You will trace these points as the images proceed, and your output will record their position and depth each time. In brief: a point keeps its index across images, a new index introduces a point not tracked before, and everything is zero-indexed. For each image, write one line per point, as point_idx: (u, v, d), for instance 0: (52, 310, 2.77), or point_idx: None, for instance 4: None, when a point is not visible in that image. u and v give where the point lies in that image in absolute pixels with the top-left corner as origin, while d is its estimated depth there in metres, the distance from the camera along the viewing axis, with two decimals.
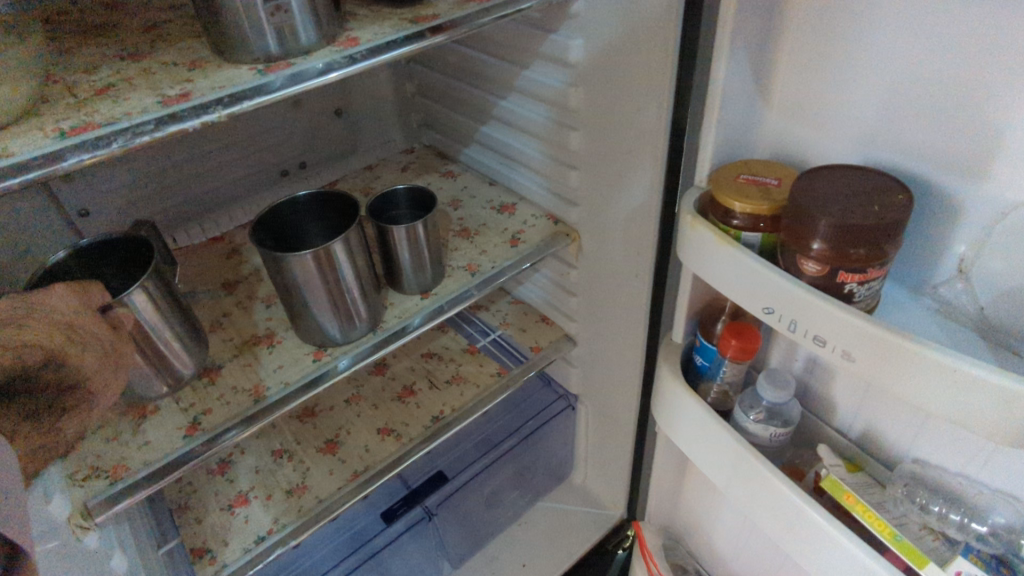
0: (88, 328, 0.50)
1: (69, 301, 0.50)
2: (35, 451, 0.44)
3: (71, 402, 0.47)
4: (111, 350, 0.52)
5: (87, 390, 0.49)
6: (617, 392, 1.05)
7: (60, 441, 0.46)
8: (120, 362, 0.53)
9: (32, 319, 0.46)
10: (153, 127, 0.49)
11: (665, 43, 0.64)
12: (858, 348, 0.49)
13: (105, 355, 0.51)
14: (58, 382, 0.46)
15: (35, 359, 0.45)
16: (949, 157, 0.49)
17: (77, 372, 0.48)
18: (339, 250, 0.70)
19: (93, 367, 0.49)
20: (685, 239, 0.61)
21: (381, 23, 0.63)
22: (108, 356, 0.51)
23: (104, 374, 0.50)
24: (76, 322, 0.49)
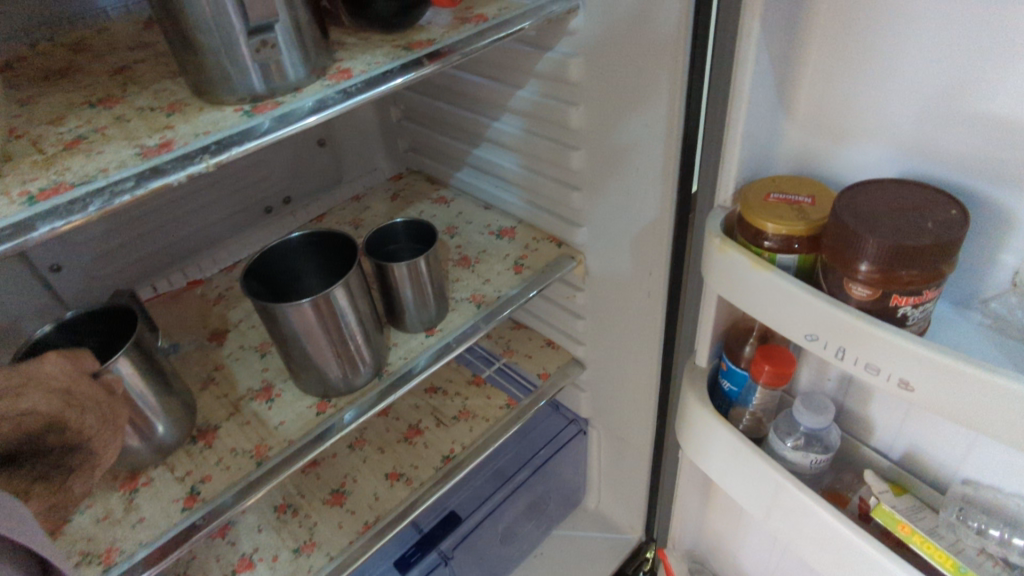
0: (86, 391, 0.52)
1: (63, 366, 0.51)
2: (47, 510, 0.48)
3: (77, 461, 0.50)
4: (110, 412, 0.54)
5: (89, 450, 0.51)
6: (630, 415, 1.01)
7: (70, 498, 0.50)
8: (119, 418, 0.55)
9: (29, 388, 0.47)
10: (133, 184, 0.44)
11: (674, 57, 0.61)
12: (918, 377, 0.45)
13: (106, 415, 0.53)
14: (62, 443, 0.49)
15: (34, 426, 0.47)
16: (996, 166, 0.45)
17: (78, 433, 0.50)
18: (340, 295, 0.66)
19: (96, 428, 0.52)
20: (712, 263, 0.57)
21: (372, 51, 0.59)
22: (109, 419, 0.54)
23: (105, 433, 0.53)
24: (73, 386, 0.51)
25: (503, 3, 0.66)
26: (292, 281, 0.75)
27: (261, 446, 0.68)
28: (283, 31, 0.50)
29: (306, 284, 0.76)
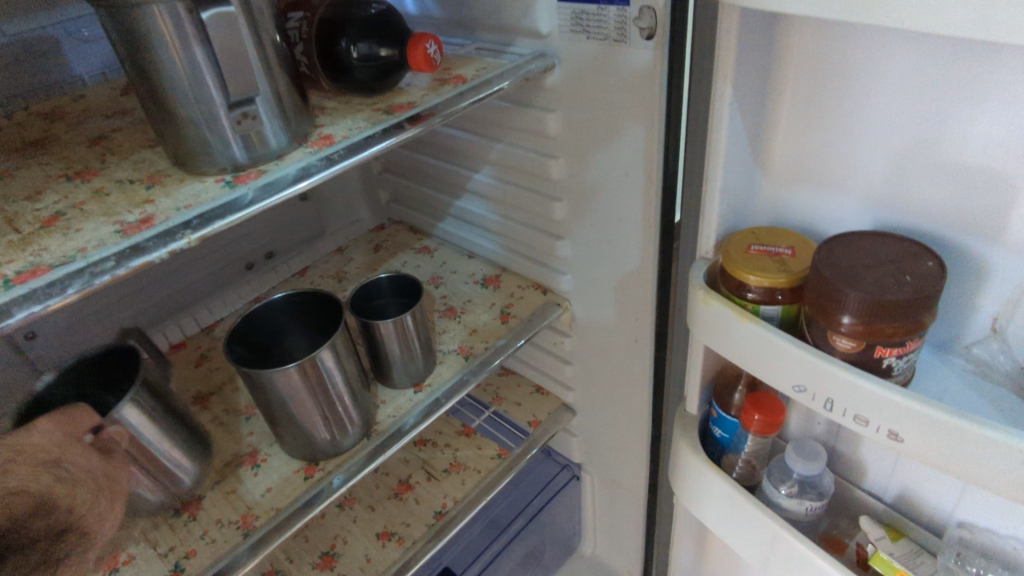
0: (76, 461, 0.50)
1: (54, 435, 0.50)
2: None
3: (68, 543, 0.49)
4: (105, 479, 0.53)
5: (84, 527, 0.50)
6: (623, 459, 1.00)
7: None
8: (115, 490, 0.54)
9: (17, 464, 0.47)
10: (114, 264, 0.43)
11: (650, 112, 0.62)
12: (906, 429, 0.45)
13: (101, 482, 0.52)
14: (51, 525, 0.48)
15: (23, 506, 0.47)
16: (968, 216, 0.46)
17: (69, 510, 0.49)
18: (326, 357, 0.65)
19: (93, 498, 0.51)
20: (697, 315, 0.57)
21: (353, 116, 0.59)
22: (108, 490, 0.53)
23: (99, 507, 0.52)
24: (66, 458, 0.50)
25: (481, 64, 0.67)
26: (277, 341, 0.74)
27: (248, 516, 0.66)
28: (263, 102, 0.51)
29: (292, 342, 0.75)
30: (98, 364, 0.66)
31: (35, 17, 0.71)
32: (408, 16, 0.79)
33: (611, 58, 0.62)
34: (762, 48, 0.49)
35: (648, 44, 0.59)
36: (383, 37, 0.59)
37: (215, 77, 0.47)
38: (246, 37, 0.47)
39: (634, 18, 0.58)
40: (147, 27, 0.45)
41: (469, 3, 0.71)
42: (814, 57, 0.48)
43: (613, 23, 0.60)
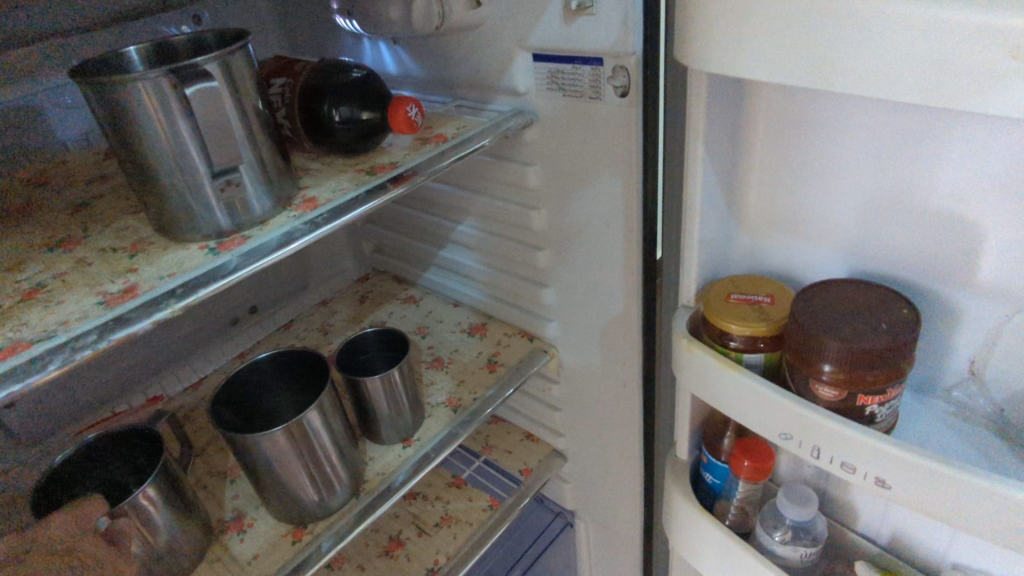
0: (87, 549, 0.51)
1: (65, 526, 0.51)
2: None
3: None
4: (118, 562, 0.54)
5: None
6: (617, 505, 0.99)
7: None
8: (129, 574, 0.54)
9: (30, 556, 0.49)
10: (95, 337, 0.43)
11: (628, 164, 0.64)
12: (892, 475, 0.45)
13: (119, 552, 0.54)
14: None
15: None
16: (939, 262, 0.47)
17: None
18: (313, 418, 0.64)
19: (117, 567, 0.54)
20: (682, 363, 0.57)
21: (336, 177, 0.60)
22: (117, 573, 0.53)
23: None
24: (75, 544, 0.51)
25: (461, 122, 0.69)
26: (258, 397, 0.73)
27: None
28: (247, 169, 0.52)
29: (272, 396, 0.74)
30: (116, 441, 0.65)
31: (21, 86, 0.70)
32: (389, 75, 0.81)
33: (588, 114, 0.64)
34: (731, 105, 0.51)
35: (622, 100, 0.60)
36: (365, 101, 0.60)
37: (199, 148, 0.48)
38: (229, 109, 0.49)
39: (607, 76, 0.60)
40: (131, 102, 0.46)
41: (448, 63, 0.73)
42: (781, 115, 0.50)
43: (588, 81, 0.62)
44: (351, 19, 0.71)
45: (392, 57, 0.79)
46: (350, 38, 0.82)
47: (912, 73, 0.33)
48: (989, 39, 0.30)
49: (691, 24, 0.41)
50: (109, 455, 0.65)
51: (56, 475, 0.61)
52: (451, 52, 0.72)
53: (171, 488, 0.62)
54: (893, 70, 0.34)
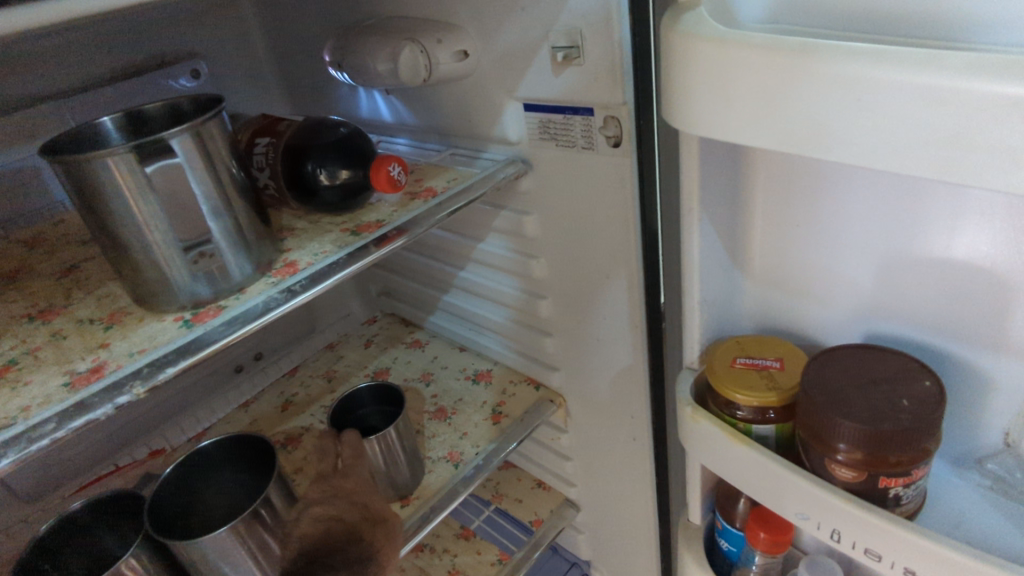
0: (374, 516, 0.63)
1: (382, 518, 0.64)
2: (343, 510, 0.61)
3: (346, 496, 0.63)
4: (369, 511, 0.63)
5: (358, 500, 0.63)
6: (634, 557, 0.94)
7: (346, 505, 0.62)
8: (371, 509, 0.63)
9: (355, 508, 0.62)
10: (53, 426, 0.41)
11: (625, 214, 0.61)
12: (921, 567, 0.40)
13: (385, 523, 0.63)
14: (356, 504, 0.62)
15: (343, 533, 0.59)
16: (963, 324, 0.43)
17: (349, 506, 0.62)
18: (258, 514, 0.61)
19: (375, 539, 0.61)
20: (686, 431, 0.53)
21: (320, 237, 0.58)
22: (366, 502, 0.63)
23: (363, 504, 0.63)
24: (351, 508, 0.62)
25: (453, 174, 0.66)
26: (200, 487, 0.69)
27: None
28: (222, 238, 0.50)
29: (221, 482, 0.70)
30: (102, 506, 0.64)
31: (15, 149, 0.71)
32: (385, 123, 0.80)
33: (582, 164, 0.61)
34: (729, 162, 0.48)
35: (614, 151, 0.58)
36: (348, 159, 0.59)
37: (168, 221, 0.47)
38: (199, 181, 0.47)
39: (599, 127, 0.57)
40: (98, 178, 0.45)
41: (441, 112, 0.71)
42: (783, 169, 0.46)
43: (580, 131, 0.59)
44: (341, 70, 0.69)
45: (387, 105, 0.77)
46: (346, 87, 0.80)
47: (918, 146, 0.30)
48: (1002, 112, 0.27)
49: (676, 87, 0.39)
50: (92, 521, 0.63)
51: (40, 548, 0.59)
52: (443, 101, 0.70)
53: (161, 554, 0.61)
54: (894, 139, 0.30)
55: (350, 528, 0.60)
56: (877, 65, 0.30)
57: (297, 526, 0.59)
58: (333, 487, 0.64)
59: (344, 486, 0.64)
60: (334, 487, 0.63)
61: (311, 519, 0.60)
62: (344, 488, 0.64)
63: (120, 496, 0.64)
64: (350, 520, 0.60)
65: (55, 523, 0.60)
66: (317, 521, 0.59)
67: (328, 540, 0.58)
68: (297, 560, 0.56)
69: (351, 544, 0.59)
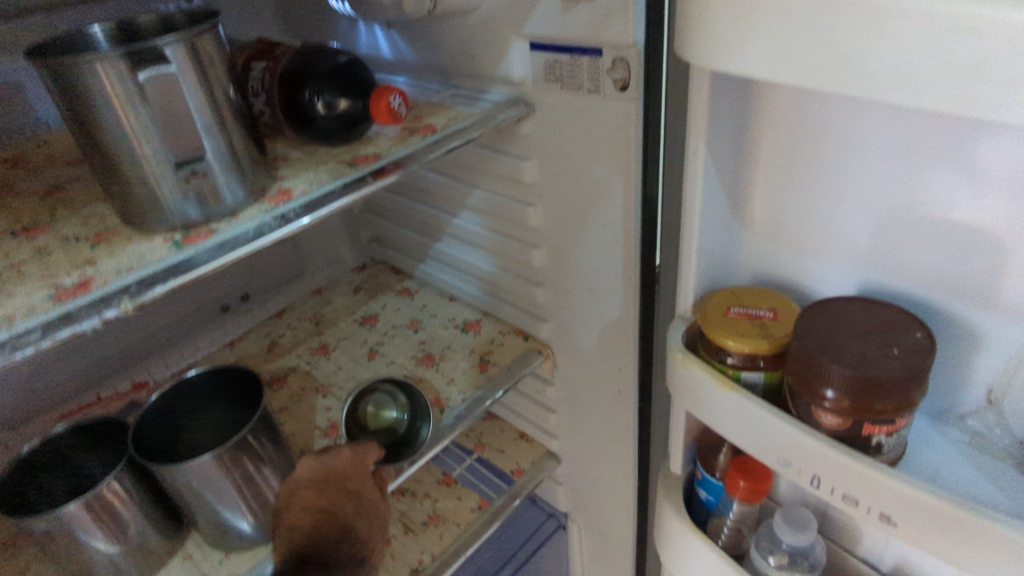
0: (369, 510, 0.63)
1: (375, 509, 0.64)
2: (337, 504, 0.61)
3: (341, 487, 0.62)
4: (362, 506, 0.62)
5: (353, 491, 0.62)
6: (611, 509, 0.96)
7: (342, 497, 0.61)
8: (365, 501, 0.63)
9: (348, 503, 0.61)
10: (39, 335, 0.41)
11: (626, 162, 0.60)
12: (897, 512, 0.41)
13: (375, 513, 0.64)
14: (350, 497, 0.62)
15: (334, 534, 0.59)
16: (957, 280, 0.43)
17: (343, 500, 0.61)
18: (244, 444, 0.61)
19: (364, 535, 0.62)
20: (675, 378, 0.54)
21: (316, 167, 0.57)
22: (359, 492, 0.63)
23: (360, 497, 0.63)
24: (343, 503, 0.61)
25: (454, 113, 0.65)
26: (184, 418, 0.68)
27: None
28: (215, 157, 0.49)
29: (210, 418, 0.70)
30: (85, 431, 0.63)
31: None
32: (384, 60, 0.78)
33: (586, 108, 0.60)
34: (738, 106, 0.47)
35: (621, 94, 0.57)
36: (348, 88, 0.57)
37: (160, 135, 0.45)
38: (194, 95, 0.46)
39: (606, 68, 0.56)
40: (88, 83, 0.43)
41: (444, 49, 0.69)
42: (792, 115, 0.46)
43: (586, 73, 0.58)
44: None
45: (387, 41, 0.75)
46: (345, 20, 0.78)
47: (938, 78, 0.29)
48: None
49: (693, 18, 0.38)
50: (74, 444, 0.63)
51: (21, 467, 0.58)
52: (447, 36, 0.68)
53: (144, 479, 0.61)
54: (915, 72, 0.30)
55: (342, 527, 0.60)
56: None
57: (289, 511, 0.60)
58: (325, 470, 0.62)
59: (337, 469, 0.63)
60: (327, 472, 0.62)
61: (303, 508, 0.60)
62: (337, 472, 0.62)
63: (104, 421, 0.64)
64: (342, 514, 0.61)
65: (37, 444, 0.59)
66: (309, 513, 0.60)
67: (318, 540, 0.59)
68: (289, 561, 0.58)
69: (341, 544, 0.60)
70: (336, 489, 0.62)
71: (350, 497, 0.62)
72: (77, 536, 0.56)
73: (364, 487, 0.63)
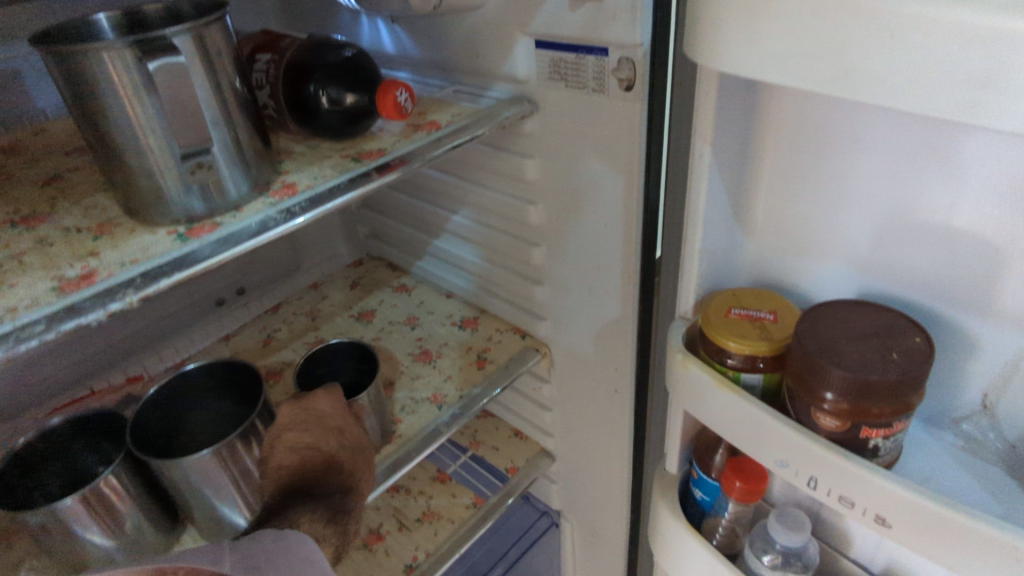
0: (355, 445, 0.63)
1: (361, 444, 0.64)
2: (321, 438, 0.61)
3: (323, 424, 0.62)
4: (348, 440, 0.63)
5: (337, 427, 0.63)
6: (604, 507, 0.97)
7: (325, 433, 0.62)
8: (349, 437, 0.63)
9: (332, 436, 0.62)
10: (43, 327, 0.40)
11: (630, 163, 0.61)
12: (892, 514, 0.42)
13: (361, 450, 0.63)
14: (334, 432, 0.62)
15: (320, 465, 0.59)
16: (955, 285, 0.44)
17: (325, 433, 0.62)
18: (242, 439, 0.61)
19: (350, 464, 0.61)
20: (675, 378, 0.54)
21: (319, 162, 0.57)
22: (341, 428, 0.63)
23: (344, 432, 0.63)
24: (326, 437, 0.61)
25: (457, 110, 0.65)
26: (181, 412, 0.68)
27: None
28: (220, 151, 0.48)
29: (208, 411, 0.70)
30: (83, 424, 0.63)
31: None
32: (387, 55, 0.77)
33: (590, 107, 0.61)
34: (743, 109, 0.47)
35: (626, 95, 0.57)
36: (354, 83, 0.57)
37: (167, 129, 0.45)
38: (200, 87, 0.45)
39: (612, 68, 0.56)
40: (93, 73, 0.42)
41: (448, 45, 0.69)
42: (796, 119, 0.46)
43: (592, 72, 0.58)
44: None
45: (390, 36, 0.75)
46: (348, 14, 0.78)
47: (947, 86, 0.29)
48: None
49: (704, 22, 0.38)
50: (72, 438, 0.62)
51: (18, 460, 0.58)
52: (452, 32, 0.68)
53: (141, 474, 0.60)
54: (926, 79, 0.30)
55: (329, 458, 0.60)
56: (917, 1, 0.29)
57: (273, 454, 0.59)
58: (306, 410, 0.63)
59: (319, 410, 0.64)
60: (308, 413, 0.63)
61: (287, 447, 0.59)
62: (318, 412, 0.63)
63: (102, 415, 0.64)
64: (328, 448, 0.61)
65: (34, 436, 0.59)
66: (294, 450, 0.59)
67: (306, 473, 0.59)
68: (276, 493, 0.57)
69: (329, 476, 0.59)
70: (318, 425, 0.62)
71: (335, 432, 0.62)
72: (72, 530, 0.56)
73: (346, 423, 0.64)
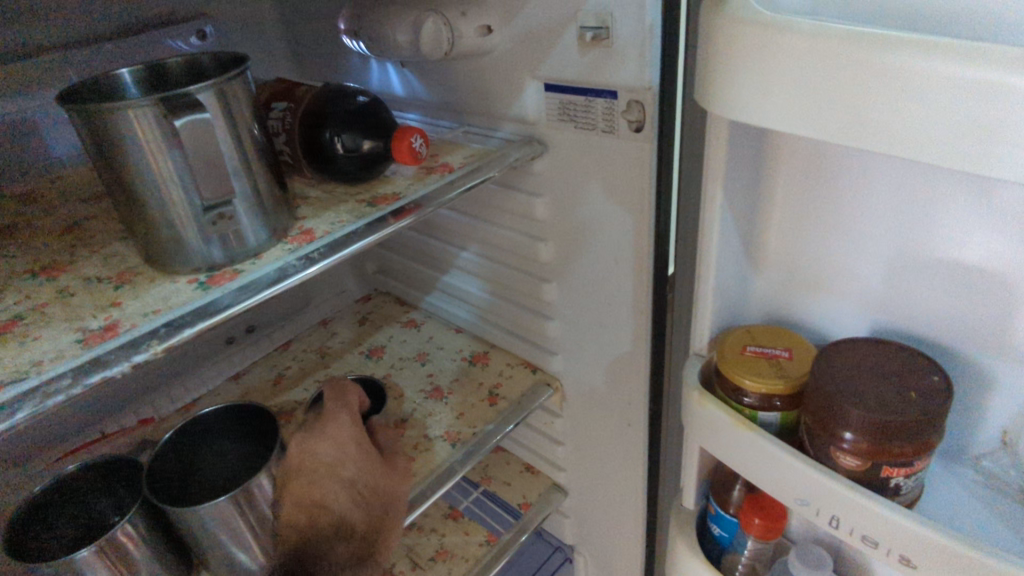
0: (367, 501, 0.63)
1: (374, 498, 0.63)
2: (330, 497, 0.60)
3: (333, 479, 0.61)
4: (360, 497, 0.62)
5: (348, 481, 0.62)
6: (618, 542, 0.96)
7: (334, 488, 0.61)
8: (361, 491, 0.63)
9: (342, 496, 0.61)
10: (69, 381, 0.40)
11: (639, 201, 0.62)
12: (917, 555, 0.41)
13: (374, 502, 0.63)
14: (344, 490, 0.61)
15: (329, 530, 0.59)
16: (970, 323, 0.44)
17: (335, 493, 0.61)
18: (258, 483, 0.61)
19: (360, 521, 0.61)
20: (692, 416, 0.54)
21: (335, 207, 0.58)
22: (352, 485, 0.62)
23: (355, 487, 0.62)
24: (336, 497, 0.61)
25: (468, 151, 0.66)
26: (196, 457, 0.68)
27: None
28: (241, 201, 0.49)
29: (222, 456, 0.69)
30: (98, 471, 0.63)
31: (13, 101, 0.68)
32: (396, 98, 0.79)
33: (600, 147, 0.62)
34: (753, 151, 0.48)
35: (635, 136, 0.58)
36: (368, 129, 0.58)
37: (190, 181, 0.46)
38: (222, 140, 0.46)
39: (621, 110, 0.58)
40: (118, 129, 0.43)
41: (457, 88, 0.71)
42: (804, 160, 0.47)
43: (601, 114, 0.59)
44: (358, 39, 0.68)
45: (400, 79, 0.77)
46: (358, 59, 0.79)
47: (958, 140, 0.30)
48: None
49: (716, 72, 0.39)
50: (87, 486, 0.62)
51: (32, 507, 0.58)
52: (461, 76, 0.69)
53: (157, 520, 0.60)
54: (937, 133, 0.31)
55: (337, 521, 0.60)
56: (926, 58, 0.30)
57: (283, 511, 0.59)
58: (317, 463, 0.61)
59: (328, 459, 0.62)
60: (318, 465, 0.61)
61: (296, 505, 0.59)
62: (328, 462, 0.62)
63: (117, 460, 0.63)
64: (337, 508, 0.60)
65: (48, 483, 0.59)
66: (303, 508, 0.59)
67: (315, 535, 0.59)
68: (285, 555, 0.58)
69: (338, 538, 0.60)
70: (329, 481, 0.61)
71: (346, 489, 0.61)
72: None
73: (358, 475, 0.63)
